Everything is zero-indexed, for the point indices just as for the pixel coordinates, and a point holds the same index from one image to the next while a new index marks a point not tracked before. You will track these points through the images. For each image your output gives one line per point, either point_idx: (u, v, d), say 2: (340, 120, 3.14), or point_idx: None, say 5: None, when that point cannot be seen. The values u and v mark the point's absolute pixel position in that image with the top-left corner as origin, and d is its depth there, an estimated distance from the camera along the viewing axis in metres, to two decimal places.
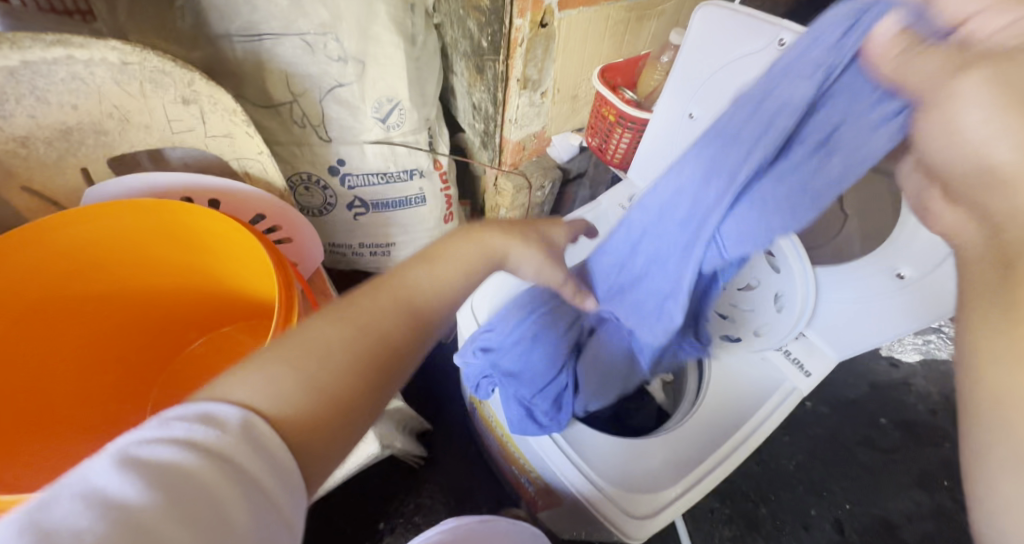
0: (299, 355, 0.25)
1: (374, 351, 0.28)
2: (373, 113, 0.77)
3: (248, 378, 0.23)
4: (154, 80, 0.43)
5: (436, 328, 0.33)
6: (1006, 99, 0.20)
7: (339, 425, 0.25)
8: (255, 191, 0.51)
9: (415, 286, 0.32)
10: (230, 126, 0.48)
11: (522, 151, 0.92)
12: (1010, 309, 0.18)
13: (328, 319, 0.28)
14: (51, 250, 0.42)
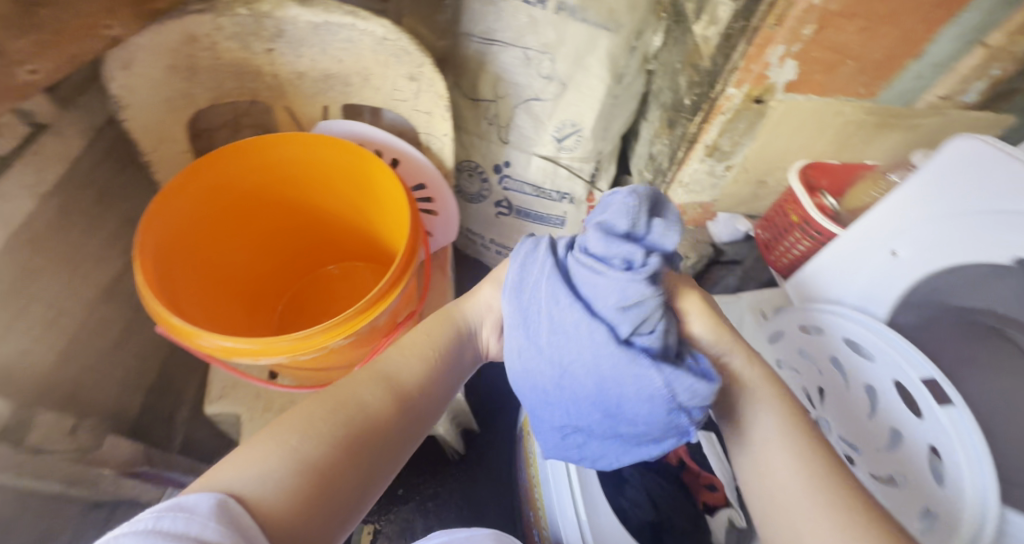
0: (284, 435, 0.31)
1: (360, 426, 0.34)
2: (552, 132, 0.81)
3: (237, 468, 0.29)
4: (397, 55, 0.50)
5: (412, 408, 0.39)
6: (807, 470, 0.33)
7: (327, 496, 0.29)
8: (428, 163, 0.59)
9: (391, 367, 0.40)
10: (434, 106, 0.55)
11: (680, 215, 0.90)
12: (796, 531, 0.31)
13: (312, 399, 0.35)
14: (276, 158, 0.54)
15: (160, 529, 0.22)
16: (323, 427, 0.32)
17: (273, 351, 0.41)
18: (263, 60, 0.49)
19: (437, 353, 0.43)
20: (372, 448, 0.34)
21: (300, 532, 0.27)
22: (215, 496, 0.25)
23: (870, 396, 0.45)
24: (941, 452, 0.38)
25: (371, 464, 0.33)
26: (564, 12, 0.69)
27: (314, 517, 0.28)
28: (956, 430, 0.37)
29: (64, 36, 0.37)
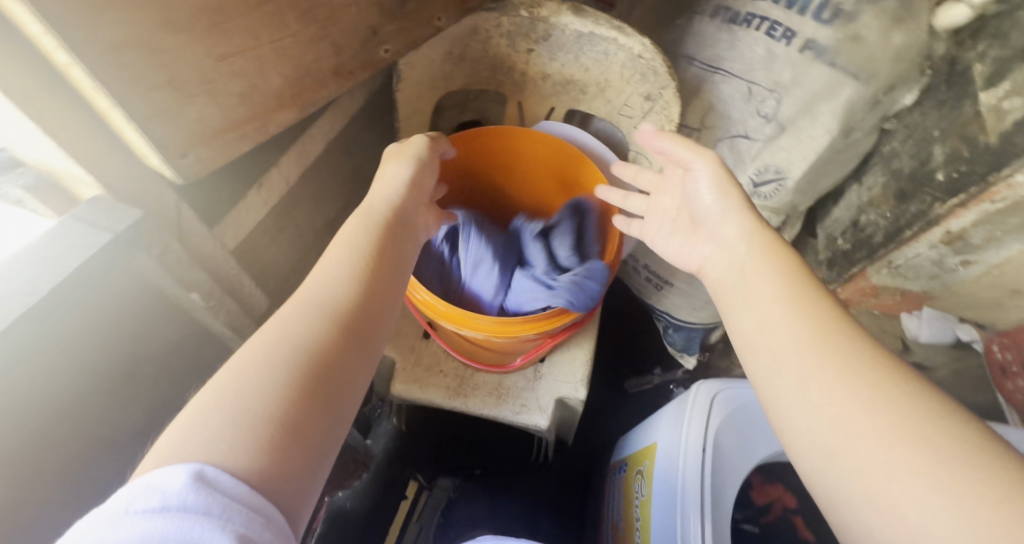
0: (225, 394, 0.25)
1: (301, 361, 0.28)
2: (751, 174, 0.74)
3: (184, 440, 0.23)
4: (643, 75, 0.50)
5: (361, 310, 0.33)
6: (811, 316, 0.31)
7: (298, 439, 0.25)
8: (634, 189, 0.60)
9: (316, 288, 0.33)
10: (656, 130, 0.53)
11: (870, 296, 0.81)
12: (830, 362, 0.28)
13: (241, 353, 0.28)
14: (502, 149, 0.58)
15: (127, 511, 0.19)
16: (266, 375, 0.27)
17: (476, 327, 0.47)
18: (521, 59, 0.54)
19: (367, 257, 0.36)
20: (326, 372, 0.29)
21: (284, 478, 0.24)
22: (170, 470, 0.21)
23: None
24: None
25: (340, 386, 0.29)
26: (809, 52, 0.64)
27: (288, 456, 0.24)
28: None
29: (414, 22, 0.49)
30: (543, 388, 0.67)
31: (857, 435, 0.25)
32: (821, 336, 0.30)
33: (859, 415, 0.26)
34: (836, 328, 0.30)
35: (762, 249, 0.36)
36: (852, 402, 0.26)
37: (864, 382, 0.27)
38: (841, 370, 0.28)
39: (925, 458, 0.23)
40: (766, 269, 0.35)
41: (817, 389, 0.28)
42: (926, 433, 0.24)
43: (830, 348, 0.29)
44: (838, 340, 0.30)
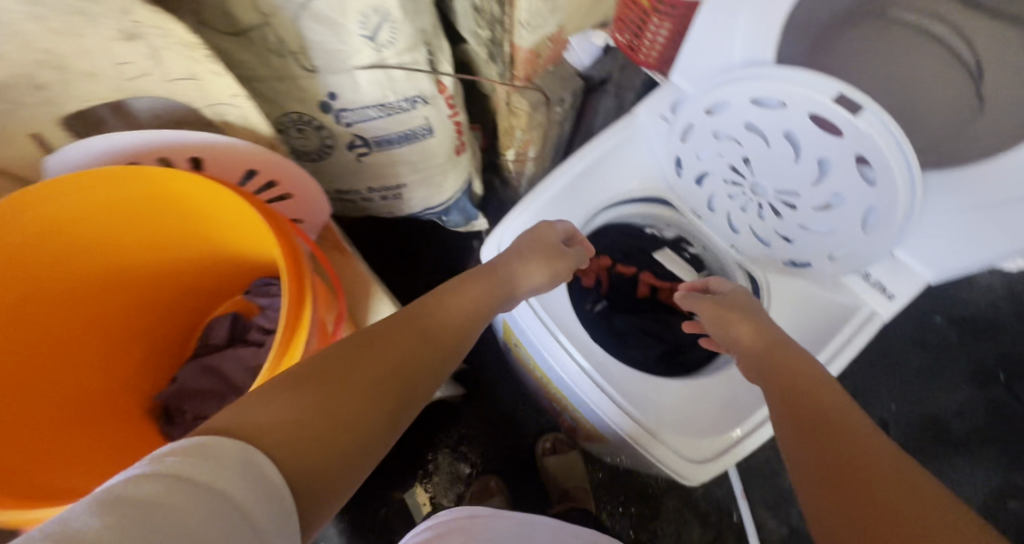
0: (310, 385, 0.30)
1: (383, 393, 0.34)
2: (359, 30, 0.58)
3: (268, 402, 0.27)
4: (79, 13, 0.31)
5: (430, 371, 0.40)
6: (801, 368, 0.44)
7: (345, 445, 0.29)
8: (247, 146, 0.46)
9: (415, 330, 0.41)
10: (193, 66, 0.39)
11: (536, 60, 0.82)
12: (833, 446, 0.35)
13: (336, 358, 0.33)
14: (26, 240, 0.39)
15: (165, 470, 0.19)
16: (340, 392, 0.31)
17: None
18: None
19: (457, 329, 0.45)
20: (391, 408, 0.34)
21: (319, 465, 0.26)
22: (223, 437, 0.22)
23: (790, 142, 0.43)
24: (869, 158, 0.39)
25: (378, 432, 0.32)
26: None
27: (329, 465, 0.27)
28: (878, 131, 0.37)
29: None
30: None
31: (836, 505, 0.30)
32: (825, 403, 0.39)
33: (847, 478, 0.32)
34: (801, 376, 0.43)
35: (775, 349, 0.48)
36: (839, 457, 0.33)
37: (824, 424, 0.37)
38: (811, 412, 0.39)
39: (885, 496, 0.28)
40: (784, 356, 0.47)
41: (794, 432, 0.39)
42: (881, 482, 0.30)
43: (809, 402, 0.40)
44: (823, 387, 0.41)
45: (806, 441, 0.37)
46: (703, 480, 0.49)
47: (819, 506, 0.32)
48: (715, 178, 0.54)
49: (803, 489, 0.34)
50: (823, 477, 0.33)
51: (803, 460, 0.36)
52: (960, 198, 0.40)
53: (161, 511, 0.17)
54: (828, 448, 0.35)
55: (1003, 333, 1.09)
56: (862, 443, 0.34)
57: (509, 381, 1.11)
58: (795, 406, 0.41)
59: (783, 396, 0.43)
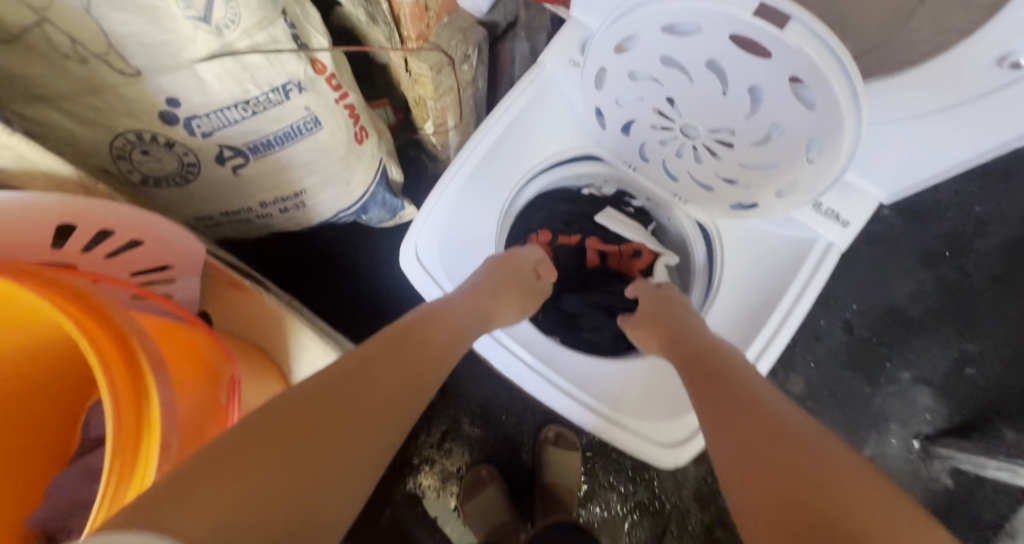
0: (278, 432, 0.28)
1: (353, 434, 0.32)
2: (183, 10, 0.45)
3: (233, 456, 0.25)
4: None
5: (400, 412, 0.38)
6: (710, 343, 0.46)
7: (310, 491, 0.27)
8: (39, 197, 0.35)
9: (384, 366, 0.40)
10: None
11: (425, 15, 0.70)
12: (741, 421, 0.36)
13: (304, 402, 0.32)
14: None
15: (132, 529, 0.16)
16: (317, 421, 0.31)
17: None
18: None
19: (428, 359, 0.44)
20: (359, 450, 0.32)
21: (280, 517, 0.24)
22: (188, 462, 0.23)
23: (713, 72, 0.36)
24: (802, 78, 0.32)
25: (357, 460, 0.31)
26: None
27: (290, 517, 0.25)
28: (808, 44, 0.30)
29: None
30: None
31: (752, 481, 0.31)
32: (730, 377, 0.41)
33: (763, 451, 0.32)
34: (707, 354, 0.45)
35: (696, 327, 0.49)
36: (748, 430, 0.35)
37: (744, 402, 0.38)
38: (731, 395, 0.39)
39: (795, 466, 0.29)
40: (693, 335, 0.48)
41: (718, 415, 0.38)
42: (788, 455, 0.31)
43: (714, 386, 0.41)
44: (731, 369, 0.43)
45: (719, 421, 0.38)
46: (680, 461, 0.48)
47: (745, 500, 0.30)
48: (642, 124, 0.47)
49: (723, 473, 0.34)
50: (740, 456, 0.33)
51: (722, 454, 0.35)
52: (911, 106, 0.34)
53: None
54: (740, 424, 0.36)
55: (953, 211, 1.09)
56: (787, 420, 0.34)
57: (479, 364, 1.06)
58: (706, 381, 0.42)
59: (690, 373, 0.45)
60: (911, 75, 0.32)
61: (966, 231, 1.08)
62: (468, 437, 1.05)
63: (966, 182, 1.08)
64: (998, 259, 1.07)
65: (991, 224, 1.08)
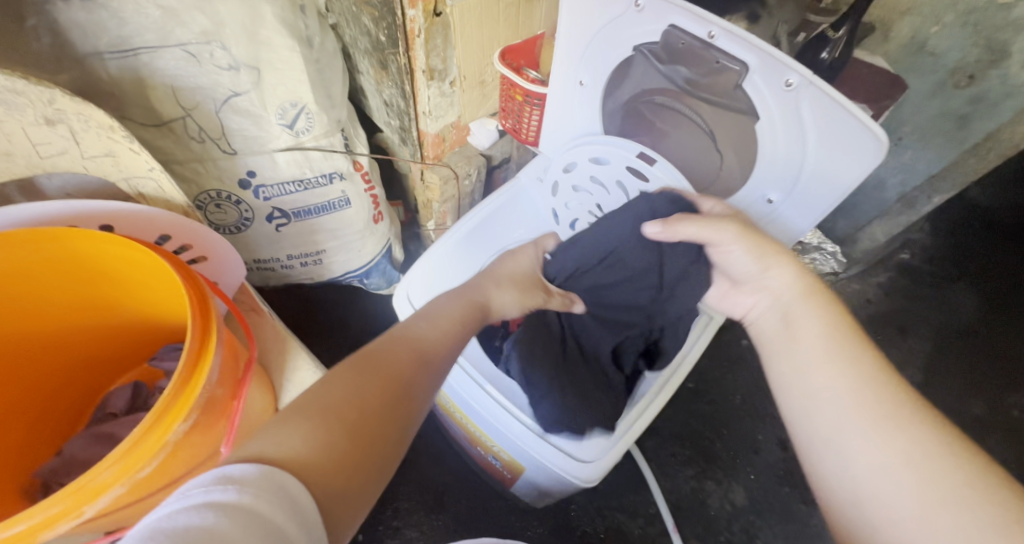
0: (315, 411, 0.31)
1: (389, 403, 0.35)
2: (278, 120, 0.71)
3: (277, 435, 0.28)
4: (6, 102, 0.40)
5: (431, 381, 0.40)
6: (825, 332, 0.41)
7: (359, 463, 0.30)
8: (153, 211, 0.51)
9: (410, 340, 0.42)
10: (110, 145, 0.46)
11: (442, 143, 0.96)
12: (823, 436, 0.38)
13: (330, 380, 0.34)
14: None
15: (206, 501, 0.21)
16: (342, 396, 0.33)
17: (65, 512, 0.33)
18: None
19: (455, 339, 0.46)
20: (398, 419, 0.35)
21: (333, 481, 0.28)
22: (262, 466, 0.25)
23: (620, 188, 0.57)
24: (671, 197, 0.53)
25: (386, 445, 0.33)
26: None
27: (346, 474, 0.29)
28: (667, 175, 0.51)
29: None
30: None
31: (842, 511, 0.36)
32: (833, 375, 0.39)
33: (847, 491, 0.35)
34: (808, 337, 0.42)
35: (805, 298, 0.44)
36: (834, 457, 0.37)
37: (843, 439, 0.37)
38: (816, 404, 0.39)
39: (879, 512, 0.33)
40: (808, 320, 0.43)
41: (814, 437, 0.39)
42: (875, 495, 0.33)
43: (806, 392, 0.40)
44: (823, 364, 0.40)
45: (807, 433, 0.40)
46: (597, 477, 0.55)
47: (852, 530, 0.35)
48: (583, 221, 0.65)
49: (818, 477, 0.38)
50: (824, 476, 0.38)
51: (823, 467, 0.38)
52: None
53: (201, 536, 0.19)
54: (820, 444, 0.38)
55: None
56: (877, 448, 0.34)
57: (441, 442, 1.12)
58: (807, 389, 0.41)
59: (804, 372, 0.41)
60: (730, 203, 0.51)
61: None
62: (415, 523, 1.03)
63: (870, 325, 1.29)
64: None
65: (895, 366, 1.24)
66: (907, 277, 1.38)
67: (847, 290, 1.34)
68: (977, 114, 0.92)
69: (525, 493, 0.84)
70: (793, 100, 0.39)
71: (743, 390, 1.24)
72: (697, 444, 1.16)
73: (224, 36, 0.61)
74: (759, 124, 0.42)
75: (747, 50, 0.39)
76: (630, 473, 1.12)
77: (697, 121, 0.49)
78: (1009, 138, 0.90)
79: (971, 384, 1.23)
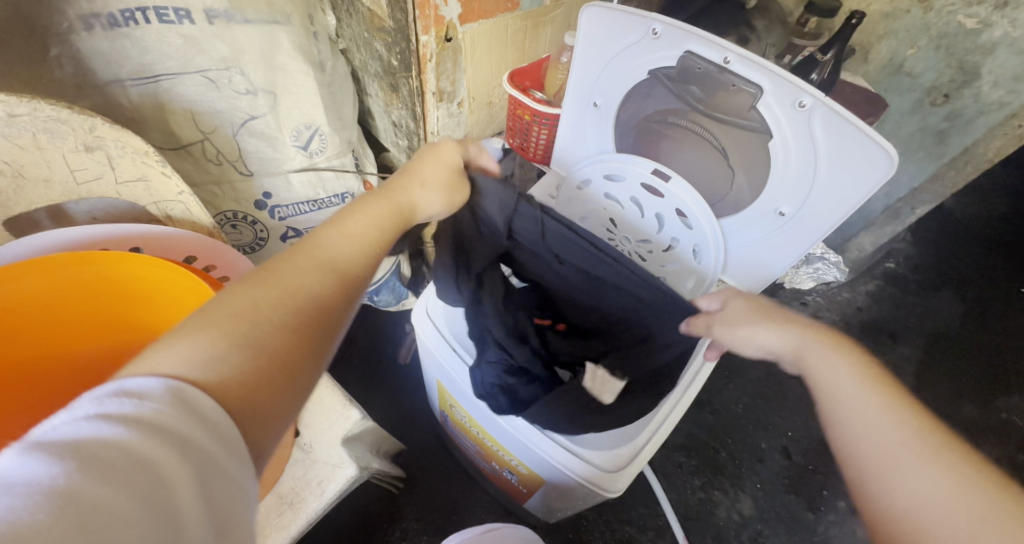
0: (219, 323, 0.29)
1: (308, 314, 0.33)
2: (293, 142, 0.73)
3: (176, 348, 0.27)
4: (49, 129, 0.41)
5: (359, 288, 0.38)
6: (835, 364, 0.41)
7: (274, 372, 0.30)
8: (182, 233, 0.52)
9: (332, 244, 0.38)
10: (144, 169, 0.48)
11: None
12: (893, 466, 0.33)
13: (245, 288, 0.32)
14: (19, 294, 0.42)
15: (105, 411, 0.22)
16: (249, 308, 0.31)
17: None
18: None
19: (383, 237, 0.42)
20: (319, 331, 0.33)
21: (244, 391, 0.28)
22: (162, 384, 0.24)
23: (635, 204, 0.59)
24: (684, 212, 0.55)
25: (306, 355, 0.32)
26: (220, 19, 0.58)
27: (259, 384, 0.29)
28: (681, 191, 0.54)
29: None
30: (322, 451, 0.61)
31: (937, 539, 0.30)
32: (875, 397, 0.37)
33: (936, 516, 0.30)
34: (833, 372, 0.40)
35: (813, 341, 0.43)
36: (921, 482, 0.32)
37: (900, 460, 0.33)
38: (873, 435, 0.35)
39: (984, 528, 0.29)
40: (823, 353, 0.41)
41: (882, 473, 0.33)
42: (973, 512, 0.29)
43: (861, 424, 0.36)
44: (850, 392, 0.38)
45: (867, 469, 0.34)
46: (622, 487, 0.56)
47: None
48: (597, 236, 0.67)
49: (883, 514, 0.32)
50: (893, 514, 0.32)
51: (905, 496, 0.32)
52: (743, 237, 0.56)
53: (99, 446, 0.21)
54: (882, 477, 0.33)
55: None
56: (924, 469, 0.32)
57: (450, 460, 1.11)
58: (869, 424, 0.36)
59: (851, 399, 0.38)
60: (741, 216, 0.54)
61: None
62: None
63: (862, 331, 1.33)
64: None
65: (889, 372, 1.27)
66: (894, 285, 1.43)
67: (839, 298, 1.39)
68: (955, 129, 0.97)
69: (541, 509, 0.84)
70: (805, 120, 0.42)
71: (744, 399, 1.26)
72: (704, 454, 1.17)
73: (243, 62, 0.63)
74: (772, 143, 0.46)
75: (761, 74, 0.42)
76: (639, 485, 1.12)
77: (705, 141, 0.52)
78: (983, 152, 0.98)
79: (962, 388, 1.27)
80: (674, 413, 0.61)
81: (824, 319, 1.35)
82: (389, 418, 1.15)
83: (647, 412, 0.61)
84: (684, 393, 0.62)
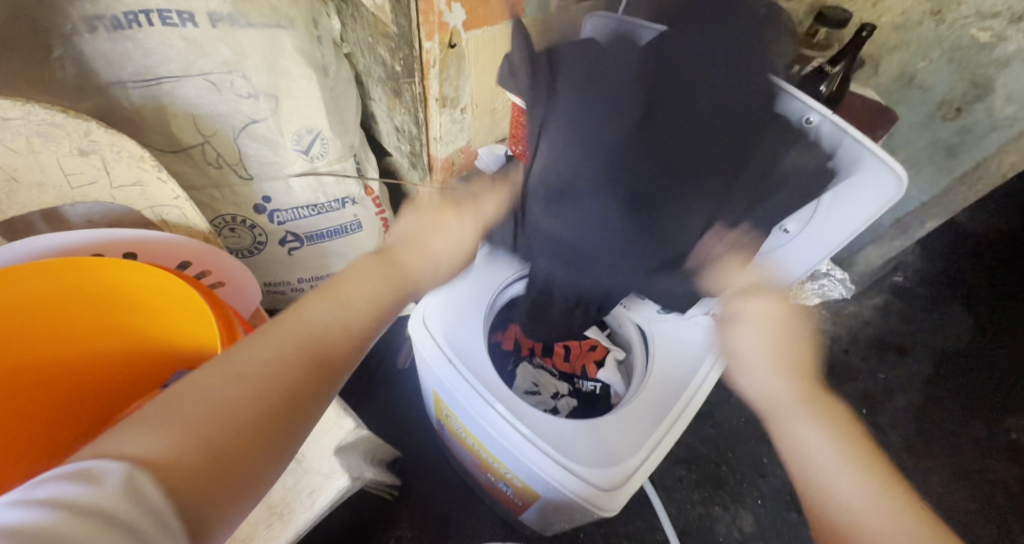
0: (176, 415, 0.30)
1: (259, 403, 0.34)
2: (294, 146, 0.72)
3: (137, 436, 0.29)
4: (44, 133, 0.41)
5: (333, 370, 0.40)
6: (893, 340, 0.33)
7: (221, 464, 0.31)
8: (178, 238, 0.51)
9: (313, 319, 0.41)
10: (139, 174, 0.47)
11: (451, 167, 0.97)
12: None
13: (208, 379, 0.33)
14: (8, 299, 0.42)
15: (55, 490, 0.24)
16: (203, 403, 0.32)
17: None
18: None
19: (370, 310, 0.45)
20: (273, 419, 0.34)
21: (192, 481, 0.29)
22: (110, 469, 0.26)
23: None
24: None
25: (258, 445, 0.33)
26: (223, 23, 0.57)
27: (204, 475, 0.29)
28: None
29: None
30: (314, 461, 0.60)
31: None
32: None
33: None
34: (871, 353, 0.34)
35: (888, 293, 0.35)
36: None
37: None
38: None
39: None
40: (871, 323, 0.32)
41: None
42: None
43: None
44: None
45: None
46: (619, 507, 0.55)
47: None
48: None
49: None
50: None
51: None
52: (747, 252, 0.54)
53: (41, 518, 0.22)
54: None
55: (862, 373, 1.27)
56: None
57: (446, 468, 1.10)
58: None
59: None
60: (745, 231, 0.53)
61: (876, 393, 1.24)
62: None
63: (868, 346, 1.31)
64: (909, 420, 1.20)
65: (896, 389, 1.25)
66: (901, 299, 1.41)
67: (845, 312, 1.36)
68: (967, 143, 0.97)
69: (536, 522, 0.83)
70: None
71: (747, 412, 1.24)
72: (704, 468, 1.15)
73: (245, 66, 0.62)
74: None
75: None
76: (638, 499, 1.10)
77: None
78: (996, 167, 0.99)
79: (971, 406, 1.25)
80: (673, 429, 0.60)
81: (829, 332, 1.32)
82: (385, 423, 1.14)
83: (645, 429, 0.60)
84: (683, 409, 0.61)
